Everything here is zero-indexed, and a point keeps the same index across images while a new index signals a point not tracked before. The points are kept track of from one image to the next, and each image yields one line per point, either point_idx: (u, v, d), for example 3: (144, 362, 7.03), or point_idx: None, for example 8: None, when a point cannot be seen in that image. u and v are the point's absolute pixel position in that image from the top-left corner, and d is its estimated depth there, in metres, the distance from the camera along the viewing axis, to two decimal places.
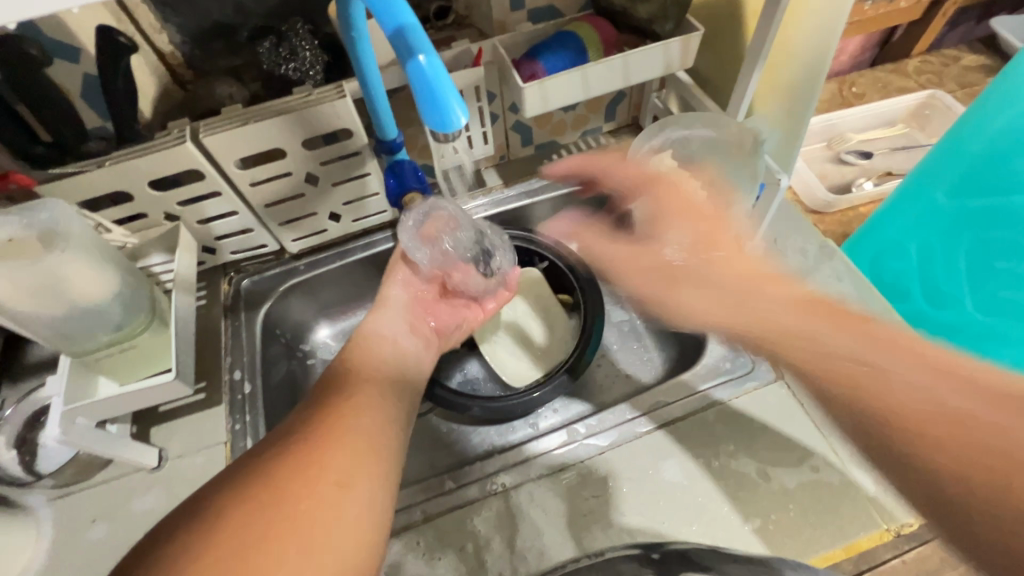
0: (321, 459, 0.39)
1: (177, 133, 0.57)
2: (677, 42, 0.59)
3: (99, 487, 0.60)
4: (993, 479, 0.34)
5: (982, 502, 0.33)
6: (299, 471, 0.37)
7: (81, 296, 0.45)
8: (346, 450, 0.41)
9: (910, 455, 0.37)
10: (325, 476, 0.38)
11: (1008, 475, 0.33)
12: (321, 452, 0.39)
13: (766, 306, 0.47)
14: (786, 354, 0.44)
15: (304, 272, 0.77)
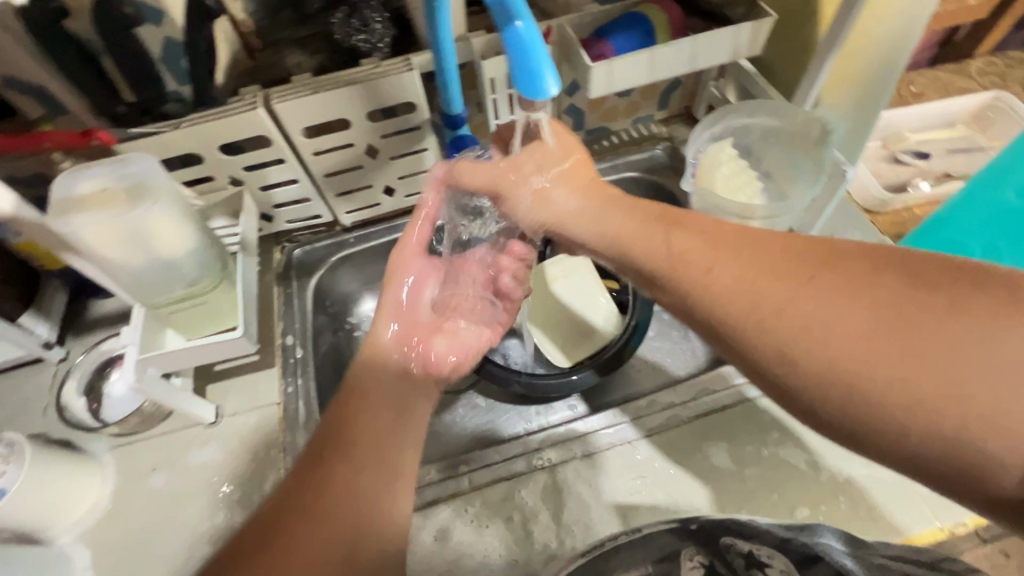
0: (364, 458, 0.42)
1: (250, 98, 0.58)
2: (748, 27, 0.58)
3: (160, 438, 0.62)
4: (908, 416, 0.32)
5: (908, 434, 0.32)
6: (339, 473, 0.40)
7: (164, 249, 0.47)
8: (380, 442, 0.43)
9: (839, 399, 0.35)
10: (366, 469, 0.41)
11: (912, 410, 0.32)
12: (360, 444, 0.42)
13: (689, 276, 0.43)
14: (715, 321, 0.41)
15: (353, 245, 0.78)
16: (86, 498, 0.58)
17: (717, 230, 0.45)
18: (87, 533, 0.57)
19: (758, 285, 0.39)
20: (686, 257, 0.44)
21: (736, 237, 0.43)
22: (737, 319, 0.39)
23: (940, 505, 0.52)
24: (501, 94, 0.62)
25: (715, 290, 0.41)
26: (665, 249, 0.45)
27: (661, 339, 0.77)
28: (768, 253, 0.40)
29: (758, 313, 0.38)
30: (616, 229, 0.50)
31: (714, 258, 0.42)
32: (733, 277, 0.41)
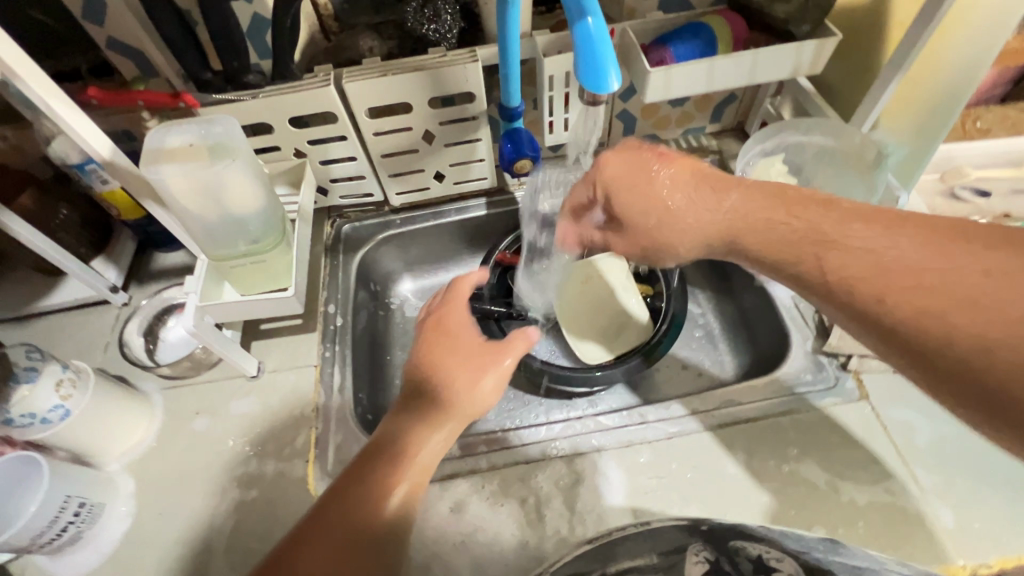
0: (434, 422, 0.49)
1: (323, 76, 0.62)
2: (812, 45, 0.58)
3: (205, 385, 0.66)
4: None
5: None
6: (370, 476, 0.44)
7: (234, 206, 0.51)
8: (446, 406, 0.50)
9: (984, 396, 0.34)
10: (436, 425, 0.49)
11: None
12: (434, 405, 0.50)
13: (834, 263, 0.41)
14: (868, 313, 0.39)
15: (399, 226, 0.82)
16: (136, 430, 0.62)
17: (875, 233, 0.40)
18: (132, 463, 0.61)
19: (924, 301, 0.36)
20: (854, 285, 0.40)
21: (893, 240, 0.39)
22: (914, 342, 0.37)
23: (965, 542, 0.51)
24: (558, 91, 0.64)
25: (898, 319, 0.38)
26: (820, 278, 0.42)
27: (688, 349, 0.77)
28: (934, 249, 0.37)
29: (936, 341, 0.36)
30: (749, 241, 0.47)
31: (881, 287, 0.38)
32: (911, 306, 0.37)
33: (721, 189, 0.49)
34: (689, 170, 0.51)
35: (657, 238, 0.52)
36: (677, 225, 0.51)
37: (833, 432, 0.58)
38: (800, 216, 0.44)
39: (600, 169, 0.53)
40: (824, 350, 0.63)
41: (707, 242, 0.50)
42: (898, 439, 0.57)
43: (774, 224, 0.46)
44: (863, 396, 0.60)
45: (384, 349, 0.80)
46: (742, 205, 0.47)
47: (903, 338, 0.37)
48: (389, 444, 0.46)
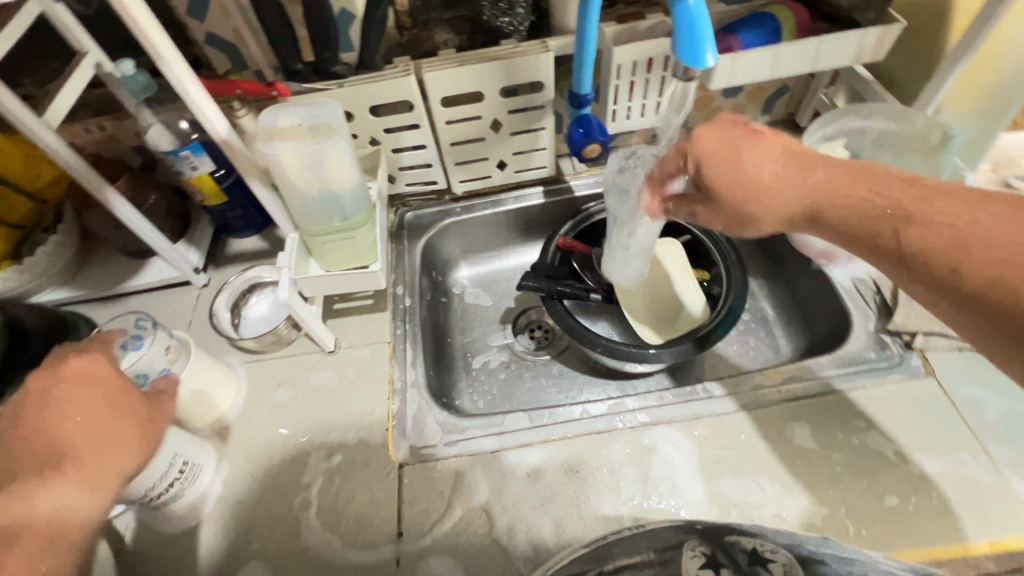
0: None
1: (404, 66, 0.66)
2: (876, 31, 0.60)
3: (286, 359, 0.70)
4: None
5: None
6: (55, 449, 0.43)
7: (333, 182, 0.54)
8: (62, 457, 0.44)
9: None
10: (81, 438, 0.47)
11: None
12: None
13: (922, 234, 0.40)
14: (952, 281, 0.38)
15: (459, 214, 0.85)
16: (225, 398, 0.66)
17: (959, 209, 0.39)
18: (222, 430, 0.65)
19: (1011, 276, 0.36)
20: (932, 256, 0.39)
21: (977, 214, 0.38)
22: (993, 309, 0.37)
23: None
24: (624, 80, 0.67)
25: (979, 289, 0.37)
26: (897, 250, 0.41)
27: (745, 334, 0.79)
28: (1014, 225, 0.37)
29: (1010, 309, 0.36)
30: (832, 213, 0.45)
31: (960, 257, 0.38)
32: (988, 276, 0.37)
33: (804, 167, 0.46)
34: (779, 148, 0.47)
35: (738, 213, 0.48)
36: (759, 201, 0.47)
37: (900, 407, 0.59)
38: (884, 190, 0.43)
39: (692, 142, 0.49)
40: (887, 330, 0.64)
41: (787, 219, 0.47)
42: (966, 412, 0.58)
43: (855, 200, 0.44)
44: (928, 372, 0.61)
45: (445, 333, 0.83)
46: (825, 179, 0.45)
47: (980, 305, 0.37)
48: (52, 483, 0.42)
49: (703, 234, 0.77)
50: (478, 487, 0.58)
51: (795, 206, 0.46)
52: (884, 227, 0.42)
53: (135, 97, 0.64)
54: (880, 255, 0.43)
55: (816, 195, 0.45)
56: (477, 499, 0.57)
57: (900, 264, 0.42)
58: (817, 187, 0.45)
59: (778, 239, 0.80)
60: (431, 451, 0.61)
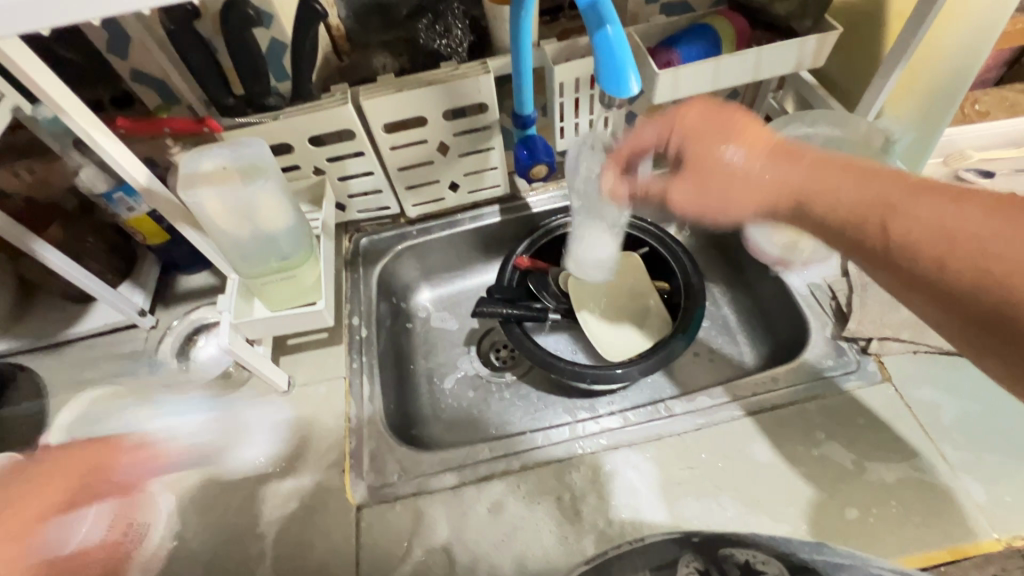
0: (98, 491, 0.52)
1: (340, 94, 0.64)
2: (814, 39, 0.60)
3: (238, 401, 0.68)
4: None
5: None
6: None
7: (264, 223, 0.52)
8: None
9: None
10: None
11: None
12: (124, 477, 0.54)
13: (906, 228, 0.38)
14: (936, 278, 0.37)
15: (415, 237, 0.83)
16: (176, 446, 0.63)
17: (943, 204, 0.38)
18: (173, 482, 0.62)
19: (996, 275, 0.34)
20: (915, 251, 0.38)
21: (963, 210, 0.37)
22: (979, 308, 0.35)
23: (998, 516, 0.51)
24: (568, 98, 0.66)
25: (962, 287, 0.36)
26: (880, 243, 0.40)
27: (708, 343, 0.78)
28: (1002, 221, 0.35)
29: (991, 308, 0.34)
30: (815, 207, 0.43)
31: (945, 255, 0.36)
32: (970, 273, 0.35)
33: (791, 159, 0.45)
34: (763, 139, 0.47)
35: (713, 209, 0.49)
36: (733, 193, 0.47)
37: (859, 414, 0.59)
38: (869, 183, 0.41)
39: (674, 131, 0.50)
40: (843, 336, 0.64)
41: (770, 211, 0.46)
42: (924, 416, 0.58)
43: (840, 193, 0.42)
44: (885, 377, 0.61)
45: (407, 360, 0.81)
46: (812, 170, 0.44)
47: (963, 302, 0.36)
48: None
49: (660, 245, 0.76)
50: (439, 526, 0.56)
51: (774, 199, 0.45)
52: (868, 219, 0.40)
53: (59, 139, 0.62)
54: (862, 249, 0.41)
55: (798, 183, 0.44)
56: (437, 540, 0.56)
57: (885, 260, 0.40)
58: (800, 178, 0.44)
59: (735, 246, 0.80)
60: (391, 490, 0.59)
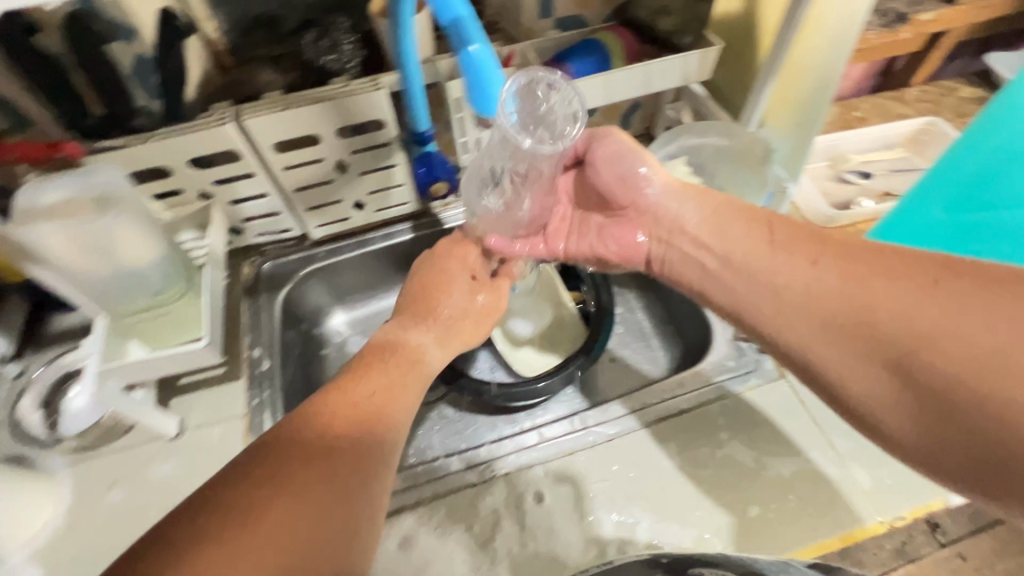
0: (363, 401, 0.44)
1: (220, 113, 0.59)
2: (696, 54, 0.63)
3: (121, 452, 0.61)
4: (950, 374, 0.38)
5: (943, 392, 0.38)
6: None
7: (126, 259, 0.49)
8: (306, 455, 0.38)
9: (907, 373, 0.40)
10: (357, 477, 0.39)
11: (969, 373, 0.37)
12: (365, 390, 0.45)
13: (790, 268, 0.49)
14: (815, 308, 0.46)
15: (324, 259, 0.79)
16: (43, 511, 0.56)
17: (821, 255, 0.48)
18: (41, 551, 0.55)
19: (862, 304, 0.43)
20: (797, 284, 0.48)
21: (832, 260, 0.47)
22: (848, 328, 0.44)
23: (881, 501, 0.55)
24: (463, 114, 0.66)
25: (831, 311, 0.45)
26: (772, 279, 0.50)
27: (624, 349, 0.79)
28: (870, 269, 0.44)
29: (860, 326, 0.43)
30: (723, 245, 0.54)
31: (820, 290, 0.46)
32: (844, 302, 0.44)
33: (719, 216, 0.55)
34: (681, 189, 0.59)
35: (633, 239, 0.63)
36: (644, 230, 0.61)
37: (759, 412, 0.61)
38: (771, 231, 0.52)
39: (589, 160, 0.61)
40: (743, 336, 0.66)
41: (690, 243, 0.57)
42: (816, 409, 0.61)
43: (742, 236, 0.53)
44: (782, 374, 0.64)
45: (320, 390, 0.77)
46: (739, 245, 0.53)
47: (841, 325, 0.44)
48: (250, 509, 0.34)
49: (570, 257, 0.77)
50: None
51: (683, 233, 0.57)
52: (764, 257, 0.51)
53: None
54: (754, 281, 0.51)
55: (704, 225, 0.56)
56: None
57: (778, 294, 0.49)
58: (712, 221, 0.56)
59: None
60: None
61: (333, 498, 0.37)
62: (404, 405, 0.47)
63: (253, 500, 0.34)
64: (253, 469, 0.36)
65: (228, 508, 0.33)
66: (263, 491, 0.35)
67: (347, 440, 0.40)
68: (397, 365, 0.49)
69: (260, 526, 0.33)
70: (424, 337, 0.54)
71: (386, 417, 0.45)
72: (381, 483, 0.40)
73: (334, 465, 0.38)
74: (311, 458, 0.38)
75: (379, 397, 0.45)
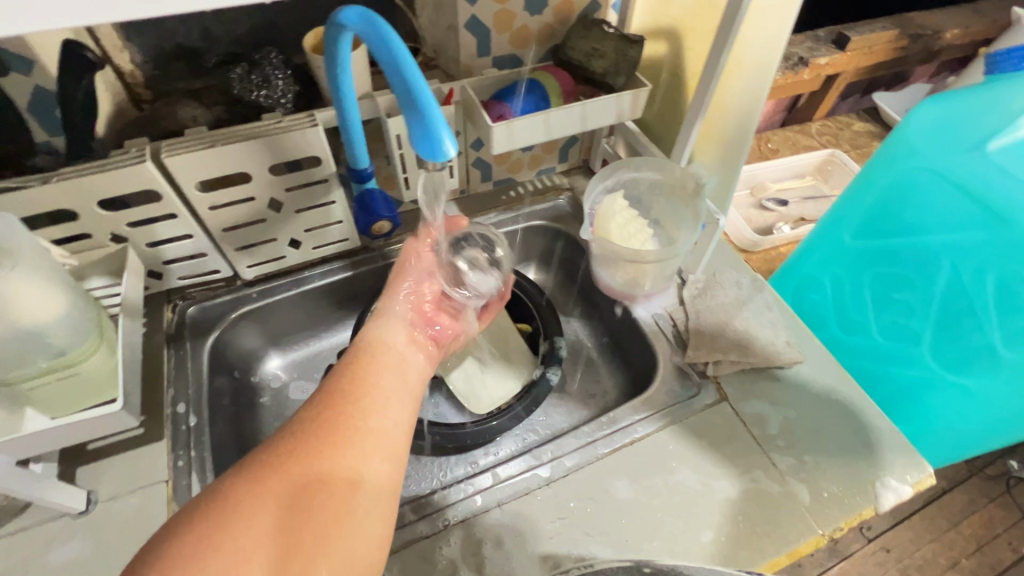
0: (352, 398, 0.46)
1: (136, 151, 0.55)
2: (628, 96, 0.66)
3: (11, 537, 0.53)
4: None
5: None
6: None
7: (24, 317, 0.42)
8: (289, 459, 0.41)
9: None
10: (342, 476, 0.41)
11: None
12: (354, 385, 0.48)
13: None
14: None
15: (256, 300, 0.74)
16: None
17: None
18: None
19: None
20: None
21: None
22: None
23: (820, 514, 0.58)
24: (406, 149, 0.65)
25: None
26: None
27: (572, 378, 0.80)
28: None
29: None
30: None
31: None
32: None
33: None
34: None
35: None
36: None
37: (705, 436, 0.63)
38: None
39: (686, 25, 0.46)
40: (685, 362, 0.69)
41: None
42: (756, 429, 0.64)
43: None
44: (722, 396, 0.66)
45: (253, 442, 0.71)
46: None
47: None
48: (233, 508, 0.37)
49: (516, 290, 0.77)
50: None
51: None
52: None
53: None
54: None
55: None
56: None
57: None
58: None
59: (588, 282, 0.83)
60: None
61: (318, 496, 0.39)
62: (394, 402, 0.48)
63: (236, 500, 0.37)
64: (240, 476, 0.39)
65: (209, 510, 0.36)
66: (248, 493, 0.38)
67: (331, 440, 0.43)
68: (385, 357, 0.52)
69: (241, 521, 0.36)
70: (402, 337, 0.56)
71: (376, 415, 0.46)
72: (369, 481, 0.42)
73: (317, 466, 0.41)
74: (293, 459, 0.41)
75: (366, 393, 0.47)
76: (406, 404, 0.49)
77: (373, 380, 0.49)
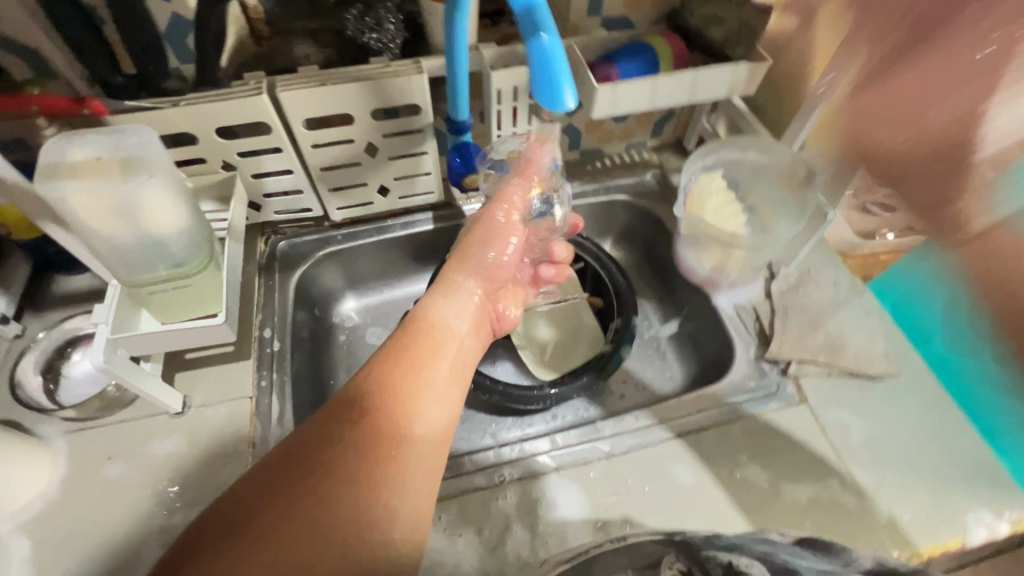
0: (394, 401, 0.42)
1: (255, 83, 0.57)
2: (747, 67, 0.61)
3: (119, 425, 0.59)
4: None
5: None
6: None
7: (152, 223, 0.46)
8: (322, 475, 0.37)
9: None
10: (381, 493, 0.38)
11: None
12: (395, 386, 0.43)
13: None
14: None
15: (341, 242, 0.77)
16: (33, 483, 0.54)
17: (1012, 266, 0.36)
18: (30, 521, 0.53)
19: None
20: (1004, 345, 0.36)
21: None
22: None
23: (898, 536, 0.54)
24: (505, 106, 0.63)
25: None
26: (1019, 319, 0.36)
27: (638, 360, 0.77)
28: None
29: None
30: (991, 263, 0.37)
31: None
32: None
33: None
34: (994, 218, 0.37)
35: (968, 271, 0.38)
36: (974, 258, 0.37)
37: (779, 435, 0.60)
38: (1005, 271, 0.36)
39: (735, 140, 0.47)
40: (766, 358, 0.65)
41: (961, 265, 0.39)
42: (836, 438, 0.60)
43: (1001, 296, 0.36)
44: (802, 399, 0.63)
45: (325, 374, 0.75)
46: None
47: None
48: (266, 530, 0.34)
49: (595, 262, 0.75)
50: None
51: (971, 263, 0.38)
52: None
53: None
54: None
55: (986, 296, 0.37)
56: None
57: None
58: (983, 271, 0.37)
59: (667, 264, 0.80)
60: None
61: (352, 518, 0.36)
62: (438, 402, 0.45)
63: (270, 523, 0.34)
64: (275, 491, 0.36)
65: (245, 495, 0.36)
66: (283, 515, 0.35)
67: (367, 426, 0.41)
68: (432, 352, 0.47)
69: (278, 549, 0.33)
70: (462, 319, 0.52)
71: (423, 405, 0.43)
72: (408, 495, 0.39)
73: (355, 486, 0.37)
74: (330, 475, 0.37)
75: (408, 395, 0.43)
76: (447, 404, 0.45)
77: (416, 380, 0.45)
